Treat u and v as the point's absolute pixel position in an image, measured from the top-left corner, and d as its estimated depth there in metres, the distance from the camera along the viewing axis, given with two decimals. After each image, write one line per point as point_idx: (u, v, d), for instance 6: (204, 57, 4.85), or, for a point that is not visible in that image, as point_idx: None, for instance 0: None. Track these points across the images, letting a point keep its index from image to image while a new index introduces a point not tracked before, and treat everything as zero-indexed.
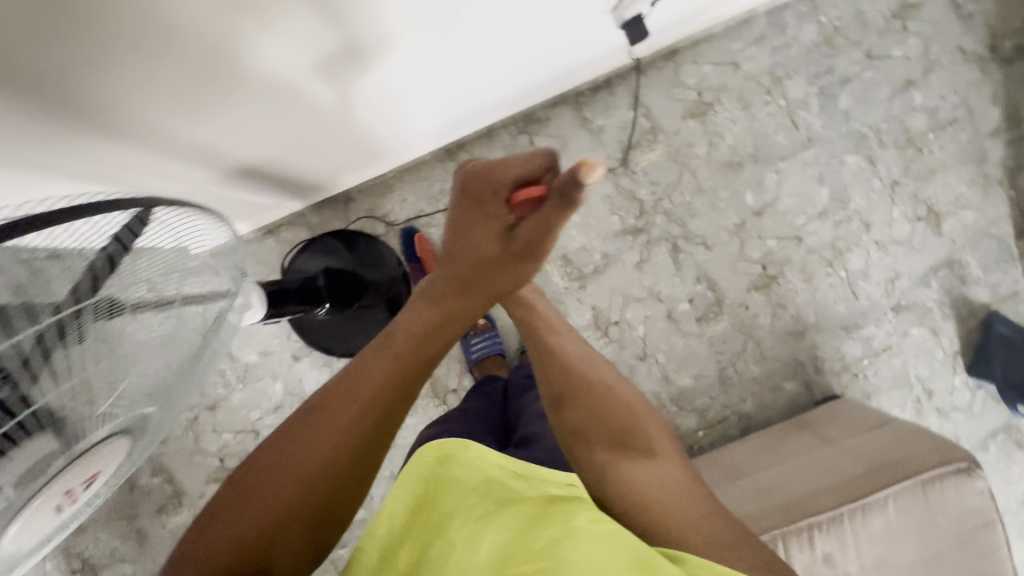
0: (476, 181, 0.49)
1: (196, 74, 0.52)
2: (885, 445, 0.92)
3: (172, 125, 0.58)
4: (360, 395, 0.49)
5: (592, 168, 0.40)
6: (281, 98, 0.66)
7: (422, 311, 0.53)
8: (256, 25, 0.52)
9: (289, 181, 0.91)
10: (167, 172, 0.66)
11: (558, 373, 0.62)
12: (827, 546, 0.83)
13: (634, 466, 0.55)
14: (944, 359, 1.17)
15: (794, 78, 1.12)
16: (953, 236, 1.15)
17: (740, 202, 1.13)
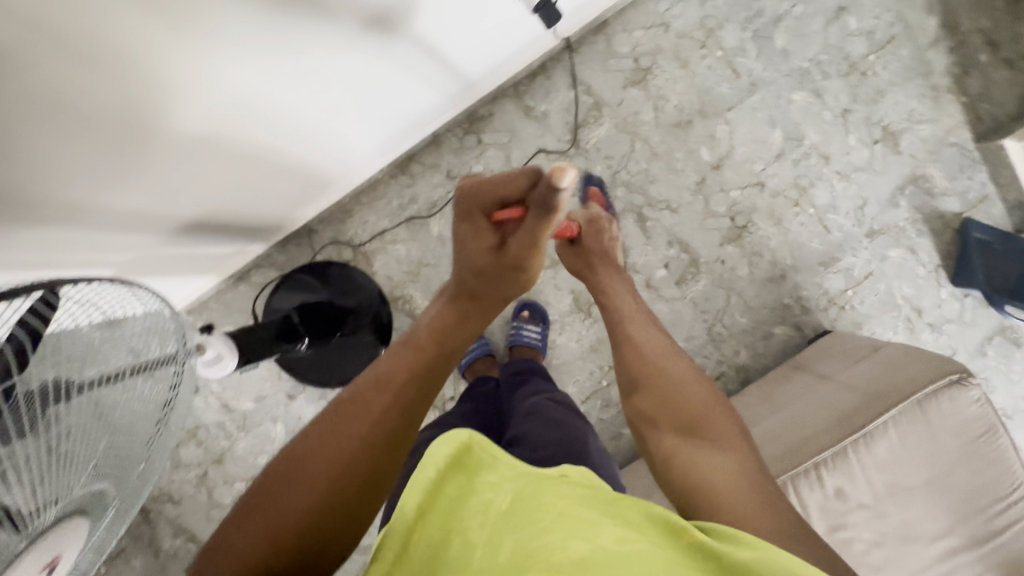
0: (467, 198, 0.52)
1: (104, 136, 0.53)
2: (879, 371, 0.92)
3: (100, 191, 0.58)
4: (392, 390, 0.50)
5: (560, 171, 0.43)
6: (209, 148, 0.66)
7: (444, 314, 0.56)
8: (155, 79, 0.52)
9: (243, 228, 0.91)
10: (109, 243, 0.66)
11: (636, 361, 0.63)
12: (837, 481, 0.83)
13: (694, 453, 0.53)
14: (926, 275, 1.17)
15: (727, 27, 1.12)
16: (913, 152, 1.15)
17: (697, 160, 1.13)
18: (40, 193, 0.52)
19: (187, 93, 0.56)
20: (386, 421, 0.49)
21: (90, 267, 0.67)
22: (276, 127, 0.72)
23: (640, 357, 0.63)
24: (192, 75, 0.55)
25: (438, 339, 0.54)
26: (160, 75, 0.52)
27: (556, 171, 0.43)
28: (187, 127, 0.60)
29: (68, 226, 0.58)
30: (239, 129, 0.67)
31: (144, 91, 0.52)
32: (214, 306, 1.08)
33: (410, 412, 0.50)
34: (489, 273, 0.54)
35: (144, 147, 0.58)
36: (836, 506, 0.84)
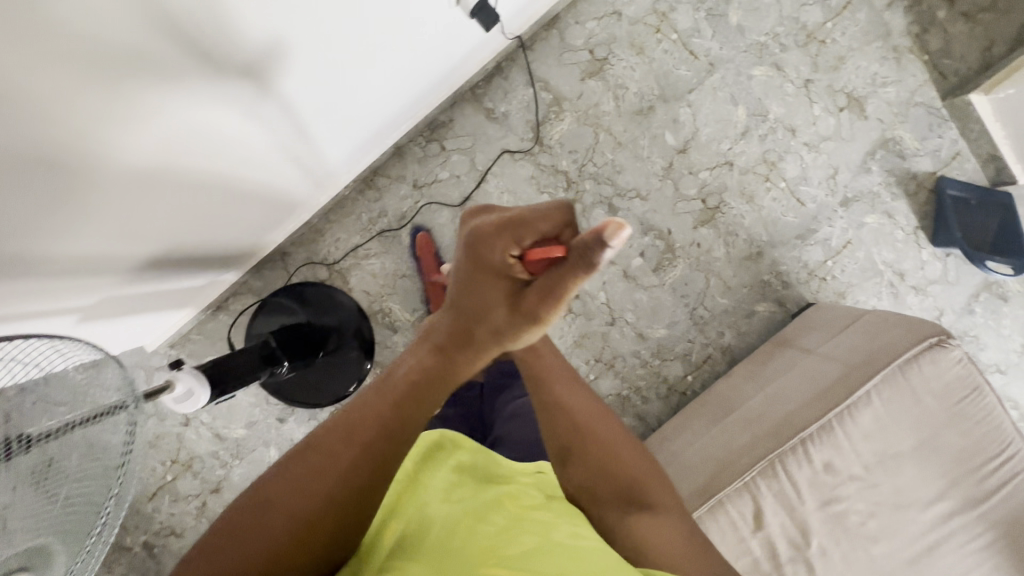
0: (485, 240, 0.46)
1: (39, 191, 0.52)
2: (859, 340, 0.91)
3: (48, 243, 0.58)
4: (366, 447, 0.46)
5: (615, 230, 0.38)
6: (153, 186, 0.65)
7: (424, 360, 0.50)
8: (83, 131, 0.51)
9: (212, 261, 0.92)
10: (66, 289, 0.66)
11: (564, 430, 0.58)
12: (824, 455, 0.83)
13: (637, 518, 0.54)
14: (905, 238, 1.16)
15: (679, 8, 1.11)
16: (880, 116, 1.14)
17: (662, 145, 1.12)
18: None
19: (129, 143, 0.57)
20: (357, 477, 0.46)
21: (50, 314, 0.68)
22: (227, 162, 0.73)
23: (579, 419, 0.58)
24: (131, 126, 0.55)
25: (416, 390, 0.49)
26: (98, 130, 0.52)
27: (611, 228, 0.38)
28: (132, 173, 0.61)
29: (20, 280, 0.59)
30: (188, 170, 0.67)
31: (83, 146, 0.52)
32: (195, 338, 1.09)
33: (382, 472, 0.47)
34: (496, 323, 0.48)
35: (90, 197, 0.58)
36: (826, 481, 0.83)
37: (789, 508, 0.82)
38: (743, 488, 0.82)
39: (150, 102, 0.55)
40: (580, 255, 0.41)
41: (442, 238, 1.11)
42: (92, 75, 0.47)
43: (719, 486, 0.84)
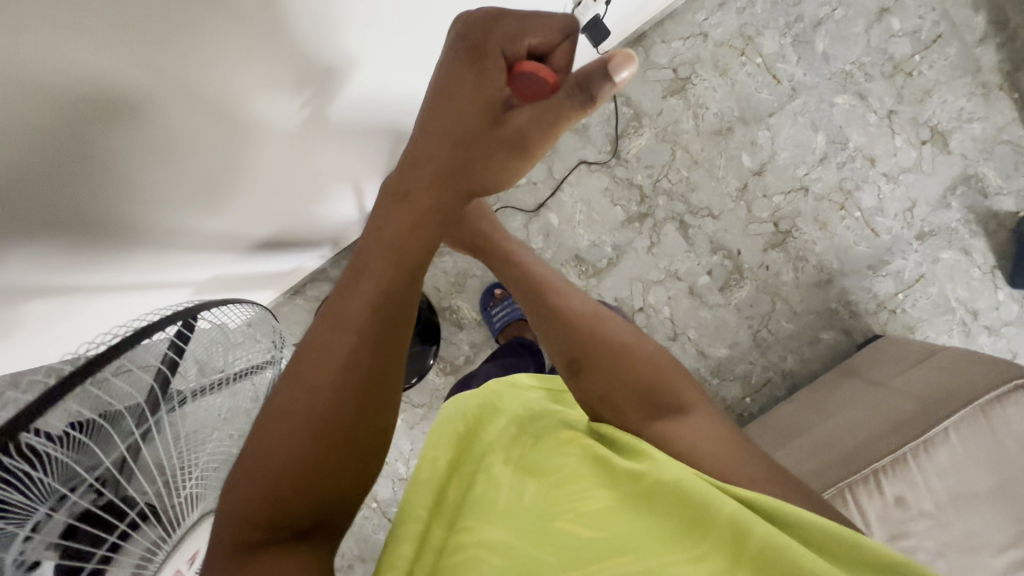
0: (479, 30, 0.44)
1: (202, 170, 0.56)
2: (935, 376, 0.91)
3: (196, 213, 0.61)
4: (360, 333, 0.43)
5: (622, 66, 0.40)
6: (283, 172, 0.69)
7: (393, 219, 0.45)
8: (252, 118, 0.55)
9: (303, 243, 0.95)
10: (192, 258, 0.70)
11: (572, 340, 0.65)
12: (897, 489, 0.82)
13: (666, 423, 0.60)
14: (981, 276, 1.14)
15: (766, 33, 1.12)
16: (964, 151, 1.13)
17: (738, 166, 1.13)
18: (154, 215, 0.55)
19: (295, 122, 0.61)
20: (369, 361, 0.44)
21: (167, 282, 0.70)
22: (347, 150, 0.77)
23: (587, 332, 0.66)
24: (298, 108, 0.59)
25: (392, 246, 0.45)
26: (279, 107, 0.57)
27: (623, 56, 0.39)
28: (286, 149, 0.65)
29: (161, 244, 0.61)
30: (321, 151, 0.72)
31: (253, 120, 0.56)
32: (272, 319, 1.15)
33: (384, 338, 0.44)
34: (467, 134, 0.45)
35: (249, 168, 0.62)
36: (897, 514, 0.82)
37: None
38: None
39: (325, 84, 0.59)
40: (585, 84, 0.41)
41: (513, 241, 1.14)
42: (282, 70, 0.52)
43: None
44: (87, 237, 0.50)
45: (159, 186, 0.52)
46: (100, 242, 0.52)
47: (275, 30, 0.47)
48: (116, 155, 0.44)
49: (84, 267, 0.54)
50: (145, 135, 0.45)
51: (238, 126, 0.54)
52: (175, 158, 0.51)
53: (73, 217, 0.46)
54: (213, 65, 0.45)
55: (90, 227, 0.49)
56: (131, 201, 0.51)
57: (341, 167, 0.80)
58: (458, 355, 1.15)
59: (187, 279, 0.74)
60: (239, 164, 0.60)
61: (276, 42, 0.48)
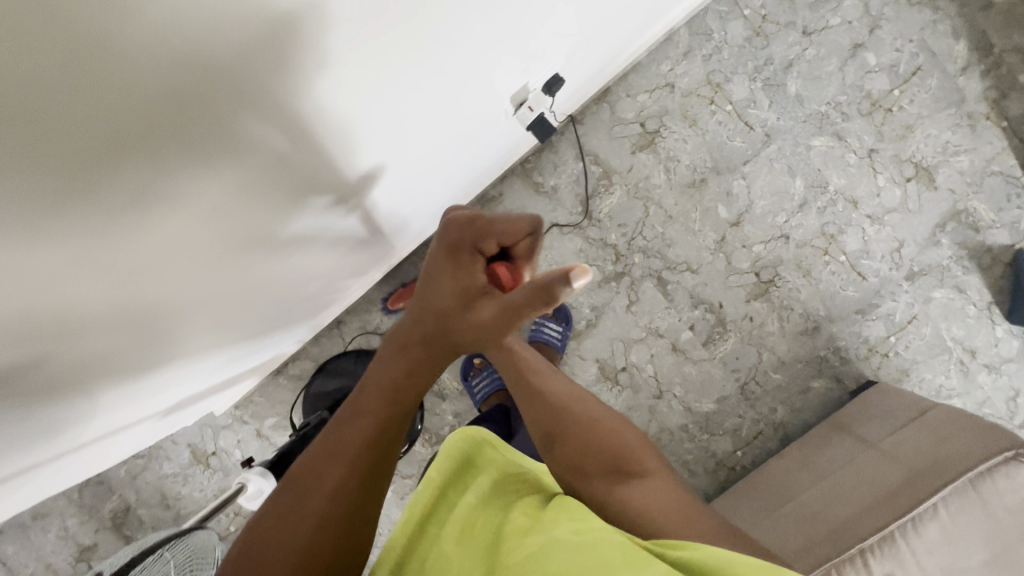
0: (457, 230, 0.51)
1: (169, 320, 0.54)
2: (926, 442, 0.88)
3: (172, 353, 0.60)
4: (353, 467, 0.49)
5: (578, 275, 0.41)
6: (251, 300, 0.67)
7: (390, 359, 0.53)
8: (227, 261, 0.54)
9: (292, 321, 0.95)
10: (193, 369, 0.70)
11: (547, 416, 0.63)
12: (886, 567, 0.79)
13: (630, 487, 0.57)
14: (978, 313, 1.10)
15: (735, 79, 1.08)
16: (951, 186, 1.08)
17: (714, 218, 1.10)
18: (158, 340, 0.55)
19: (291, 233, 0.61)
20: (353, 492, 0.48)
21: (166, 395, 0.71)
22: (338, 249, 0.77)
23: (564, 411, 0.63)
24: (305, 217, 0.60)
25: (391, 392, 0.52)
26: (279, 222, 0.56)
27: (573, 271, 0.41)
28: (278, 259, 0.64)
29: (164, 367, 0.61)
30: (310, 257, 0.71)
31: (231, 262, 0.55)
32: (258, 399, 1.17)
33: (371, 477, 0.50)
34: (444, 312, 0.51)
35: (243, 285, 0.61)
36: None
37: None
38: None
39: (316, 198, 0.59)
40: (546, 291, 0.43)
41: None
42: (258, 211, 0.52)
43: None
44: (86, 383, 0.50)
45: (163, 311, 0.51)
46: (102, 382, 0.52)
47: (276, 162, 0.47)
48: (110, 302, 0.44)
49: (82, 414, 0.54)
50: (140, 277, 0.45)
51: (235, 248, 0.53)
52: (174, 289, 0.50)
53: (70, 362, 0.46)
54: (205, 202, 0.44)
55: (75, 374, 0.48)
56: (133, 332, 0.50)
57: (329, 262, 0.80)
58: (443, 425, 1.15)
59: (190, 382, 0.74)
60: (238, 277, 0.59)
61: (273, 173, 0.48)
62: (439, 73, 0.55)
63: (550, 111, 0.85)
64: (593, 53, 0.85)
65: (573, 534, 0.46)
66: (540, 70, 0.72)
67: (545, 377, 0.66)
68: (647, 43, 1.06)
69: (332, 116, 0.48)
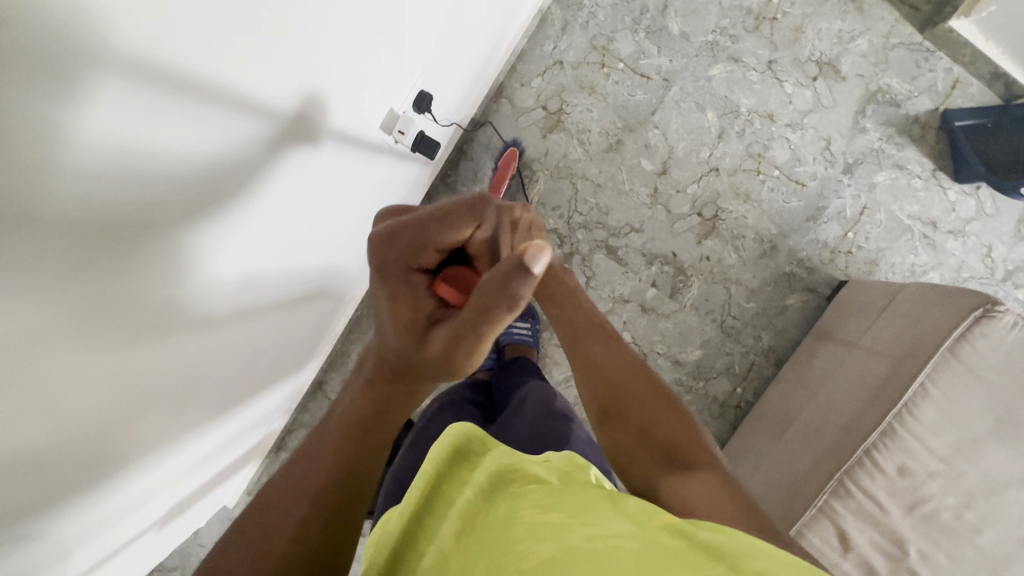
0: (378, 248, 0.38)
1: (93, 439, 0.47)
2: (901, 326, 0.88)
3: (127, 461, 0.55)
4: (318, 507, 0.40)
5: (540, 257, 0.30)
6: (200, 382, 0.62)
7: (368, 387, 0.43)
8: (122, 342, 0.45)
9: (272, 384, 0.91)
10: (165, 463, 0.65)
11: (605, 385, 0.57)
12: (895, 460, 0.79)
13: (676, 478, 0.48)
14: (926, 184, 1.09)
15: (618, 37, 1.09)
16: (859, 71, 1.09)
17: (641, 173, 1.11)
18: (100, 453, 0.50)
19: (212, 305, 0.56)
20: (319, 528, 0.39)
21: (144, 501, 0.66)
22: (278, 311, 0.74)
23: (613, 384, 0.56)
24: (222, 278, 0.55)
25: (358, 429, 0.42)
26: (189, 291, 0.51)
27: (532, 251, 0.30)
28: (212, 333, 0.59)
29: (124, 474, 0.56)
30: (248, 329, 0.67)
31: (117, 341, 0.44)
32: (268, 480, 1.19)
33: (341, 501, 0.41)
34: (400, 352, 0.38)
35: (181, 367, 0.56)
36: (904, 486, 0.78)
37: (874, 521, 0.78)
38: (817, 513, 0.80)
39: (227, 246, 0.53)
40: (497, 285, 0.31)
41: None
42: (141, 272, 0.43)
43: (794, 515, 0.82)
44: (33, 526, 0.45)
45: (90, 423, 0.46)
46: (52, 515, 0.47)
47: (134, 216, 0.38)
48: (11, 442, 0.37)
49: (52, 555, 0.51)
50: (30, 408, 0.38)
51: (145, 329, 0.47)
52: (85, 396, 0.44)
53: (5, 515, 0.41)
54: (58, 297, 0.35)
55: (17, 527, 0.43)
56: (63, 456, 0.44)
57: (275, 325, 0.76)
58: None
59: (168, 478, 0.69)
60: (170, 357, 0.53)
61: (140, 233, 0.40)
62: (290, 77, 0.49)
63: (431, 122, 0.87)
64: (463, 57, 0.86)
65: (585, 542, 0.33)
66: (409, 78, 0.72)
67: (593, 345, 0.60)
68: (523, 29, 1.07)
69: (181, 139, 0.39)
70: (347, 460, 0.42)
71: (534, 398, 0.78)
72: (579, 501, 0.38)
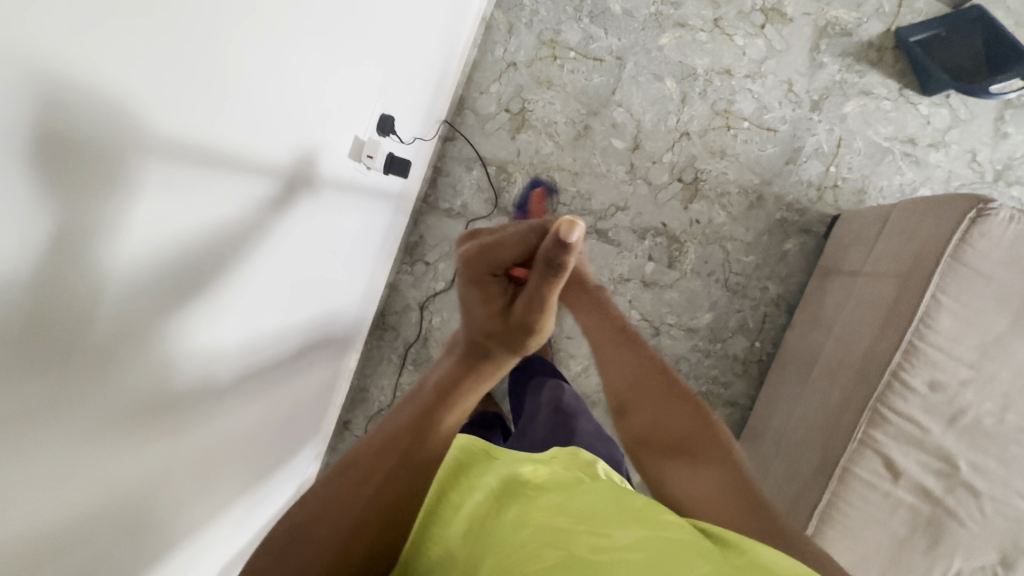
0: (471, 262, 0.48)
1: (136, 510, 0.46)
2: (900, 243, 0.88)
3: (169, 537, 0.53)
4: (396, 471, 0.41)
5: (573, 225, 0.42)
6: (225, 448, 0.61)
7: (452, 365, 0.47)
8: (150, 416, 0.44)
9: (293, 438, 0.89)
10: (213, 526, 0.64)
11: (627, 379, 0.57)
12: (924, 376, 0.78)
13: (682, 478, 0.49)
14: (896, 104, 1.10)
15: (564, 27, 1.11)
16: (804, 11, 1.10)
17: (614, 152, 1.12)
18: (143, 524, 0.48)
19: (231, 361, 0.56)
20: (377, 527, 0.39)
21: (200, 573, 0.64)
22: (291, 352, 0.74)
23: (630, 383, 0.57)
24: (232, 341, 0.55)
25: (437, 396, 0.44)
26: (203, 356, 0.50)
27: (564, 227, 0.42)
28: (226, 398, 0.57)
29: (178, 538, 0.56)
30: (262, 379, 0.67)
31: (146, 413, 0.43)
32: None
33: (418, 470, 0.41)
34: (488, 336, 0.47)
35: (205, 433, 0.55)
36: (939, 400, 0.78)
37: (917, 443, 0.77)
38: (860, 445, 0.79)
39: (254, 282, 0.55)
40: (551, 259, 0.44)
41: None
42: (165, 338, 0.42)
43: (837, 453, 0.80)
44: None
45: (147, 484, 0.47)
46: None
47: (161, 285, 0.40)
48: (49, 521, 0.36)
49: None
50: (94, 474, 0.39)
51: (177, 402, 0.48)
52: (123, 465, 0.42)
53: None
54: (107, 366, 0.37)
55: None
56: (109, 525, 0.43)
57: (289, 372, 0.76)
58: None
59: (222, 541, 0.67)
60: (204, 425, 0.54)
61: (154, 295, 0.39)
62: (281, 90, 0.48)
63: (397, 142, 0.88)
64: (415, 72, 0.86)
65: (591, 551, 0.32)
66: (370, 102, 0.72)
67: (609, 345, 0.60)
68: (471, 39, 1.09)
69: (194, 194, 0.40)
70: (403, 453, 0.41)
71: (547, 399, 0.81)
72: (596, 507, 0.38)
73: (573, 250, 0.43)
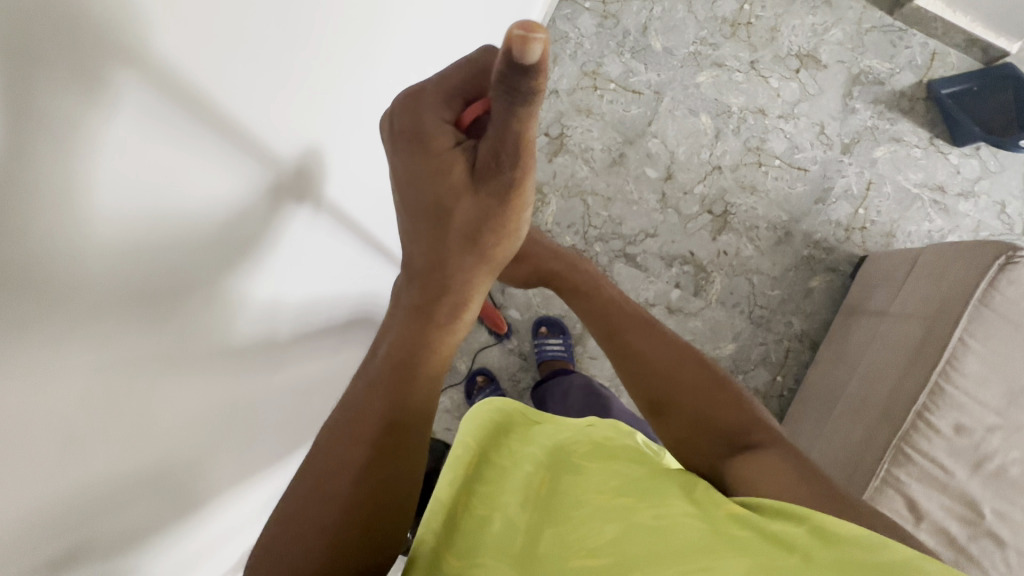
0: (399, 119, 0.37)
1: (182, 470, 0.43)
2: (928, 285, 0.89)
3: (211, 503, 0.50)
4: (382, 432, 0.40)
5: (532, 34, 0.26)
6: (267, 418, 0.57)
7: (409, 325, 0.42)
8: (207, 365, 0.41)
9: None
10: (249, 497, 0.58)
11: (653, 374, 0.55)
12: (949, 418, 0.78)
13: (740, 466, 0.47)
14: (926, 152, 1.13)
15: (606, 59, 1.17)
16: (838, 58, 1.14)
17: (647, 181, 1.15)
18: (185, 485, 0.44)
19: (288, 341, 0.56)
20: (381, 465, 0.40)
21: (238, 541, 0.60)
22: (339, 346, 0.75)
23: (655, 374, 0.55)
24: (290, 311, 0.54)
25: (405, 357, 0.41)
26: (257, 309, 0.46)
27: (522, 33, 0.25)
28: (278, 364, 0.56)
29: (208, 509, 0.50)
30: (311, 365, 0.66)
31: (204, 364, 0.40)
32: None
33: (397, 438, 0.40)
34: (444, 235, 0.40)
35: (252, 399, 0.52)
36: (964, 444, 0.78)
37: (941, 486, 0.77)
38: (881, 484, 0.79)
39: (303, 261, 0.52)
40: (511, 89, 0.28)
41: (491, 353, 1.17)
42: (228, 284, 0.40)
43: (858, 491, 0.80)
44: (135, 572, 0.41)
45: (179, 443, 0.41)
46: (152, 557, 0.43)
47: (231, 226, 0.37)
48: (98, 474, 0.33)
49: None
50: (99, 438, 0.32)
51: (233, 352, 0.45)
52: (178, 421, 0.39)
53: (110, 539, 0.37)
54: (107, 314, 0.29)
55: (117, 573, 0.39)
56: (155, 485, 0.40)
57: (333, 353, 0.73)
58: None
59: (259, 517, 0.62)
60: (238, 371, 0.46)
61: (223, 242, 0.37)
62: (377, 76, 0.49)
63: None
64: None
65: (652, 519, 0.35)
66: None
67: (629, 336, 0.58)
68: None
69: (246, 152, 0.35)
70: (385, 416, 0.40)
71: None
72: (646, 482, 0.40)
73: (540, 66, 0.27)
